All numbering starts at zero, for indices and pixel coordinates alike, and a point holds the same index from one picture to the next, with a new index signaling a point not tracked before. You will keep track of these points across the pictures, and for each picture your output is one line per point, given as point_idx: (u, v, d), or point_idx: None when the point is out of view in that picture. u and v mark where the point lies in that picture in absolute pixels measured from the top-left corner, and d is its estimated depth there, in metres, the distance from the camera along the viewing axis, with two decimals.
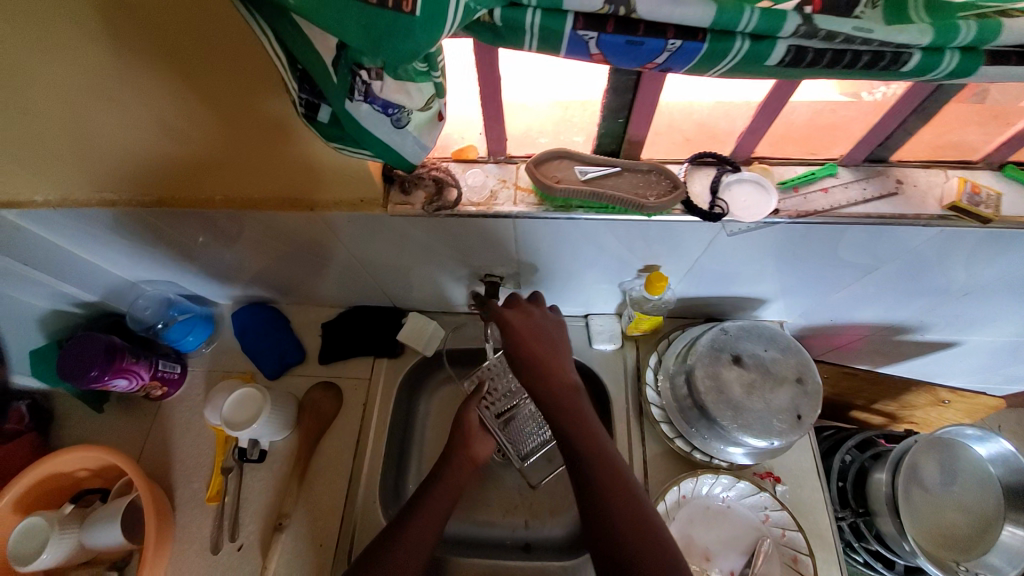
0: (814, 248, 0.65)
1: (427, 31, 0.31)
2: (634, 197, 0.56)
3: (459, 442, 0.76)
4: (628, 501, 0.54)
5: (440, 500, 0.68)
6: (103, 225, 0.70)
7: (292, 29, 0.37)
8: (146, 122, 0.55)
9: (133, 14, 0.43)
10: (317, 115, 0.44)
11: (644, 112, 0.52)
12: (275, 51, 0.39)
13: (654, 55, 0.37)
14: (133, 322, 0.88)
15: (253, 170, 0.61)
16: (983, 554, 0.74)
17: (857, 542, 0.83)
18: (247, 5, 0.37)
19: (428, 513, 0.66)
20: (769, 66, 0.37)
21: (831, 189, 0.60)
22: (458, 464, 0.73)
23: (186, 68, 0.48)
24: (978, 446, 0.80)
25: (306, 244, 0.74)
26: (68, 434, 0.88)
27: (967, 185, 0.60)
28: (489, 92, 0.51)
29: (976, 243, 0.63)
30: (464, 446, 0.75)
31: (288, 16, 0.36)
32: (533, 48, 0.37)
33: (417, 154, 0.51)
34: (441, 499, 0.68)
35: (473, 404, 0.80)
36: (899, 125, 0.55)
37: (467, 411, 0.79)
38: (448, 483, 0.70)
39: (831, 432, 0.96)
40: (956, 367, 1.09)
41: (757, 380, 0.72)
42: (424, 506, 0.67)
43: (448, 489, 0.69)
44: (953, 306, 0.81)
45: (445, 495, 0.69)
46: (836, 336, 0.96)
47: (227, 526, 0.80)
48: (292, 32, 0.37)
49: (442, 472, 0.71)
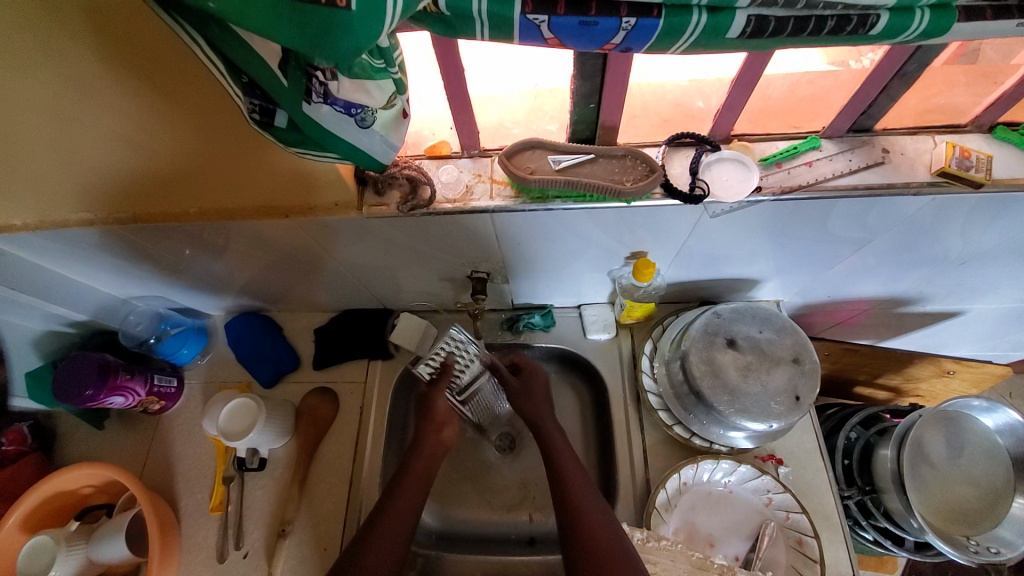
0: (803, 225, 0.63)
1: (366, 26, 0.30)
2: (611, 183, 0.55)
3: (428, 427, 0.76)
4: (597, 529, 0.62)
5: (409, 499, 0.68)
6: (85, 245, 0.69)
7: (223, 32, 0.35)
8: (120, 140, 0.53)
9: (105, 27, 0.43)
10: (274, 120, 0.43)
11: (614, 95, 0.50)
12: (213, 59, 0.38)
13: (609, 35, 0.35)
14: (125, 339, 0.88)
15: (224, 180, 0.60)
16: (995, 527, 0.72)
17: (865, 520, 0.82)
18: (171, 11, 0.35)
19: (407, 494, 0.69)
20: (732, 38, 0.36)
21: (815, 162, 0.58)
22: (428, 451, 0.74)
23: (142, 74, 0.47)
24: (985, 417, 0.78)
25: (290, 251, 0.74)
26: (72, 454, 0.89)
27: (956, 150, 0.57)
28: (454, 85, 0.50)
29: (971, 209, 0.61)
30: (436, 429, 0.76)
31: (218, 20, 0.35)
32: (485, 36, 0.37)
33: (386, 152, 0.50)
34: (411, 488, 0.69)
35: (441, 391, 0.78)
36: (882, 91, 0.53)
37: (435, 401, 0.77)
38: (423, 473, 0.72)
39: (834, 410, 0.95)
40: (962, 336, 1.07)
41: (753, 362, 0.71)
42: (402, 496, 0.68)
43: (416, 476, 0.71)
44: (953, 275, 0.79)
45: (414, 491, 0.69)
46: (835, 313, 0.94)
47: (232, 534, 0.80)
48: (225, 37, 0.35)
49: (413, 463, 0.72)
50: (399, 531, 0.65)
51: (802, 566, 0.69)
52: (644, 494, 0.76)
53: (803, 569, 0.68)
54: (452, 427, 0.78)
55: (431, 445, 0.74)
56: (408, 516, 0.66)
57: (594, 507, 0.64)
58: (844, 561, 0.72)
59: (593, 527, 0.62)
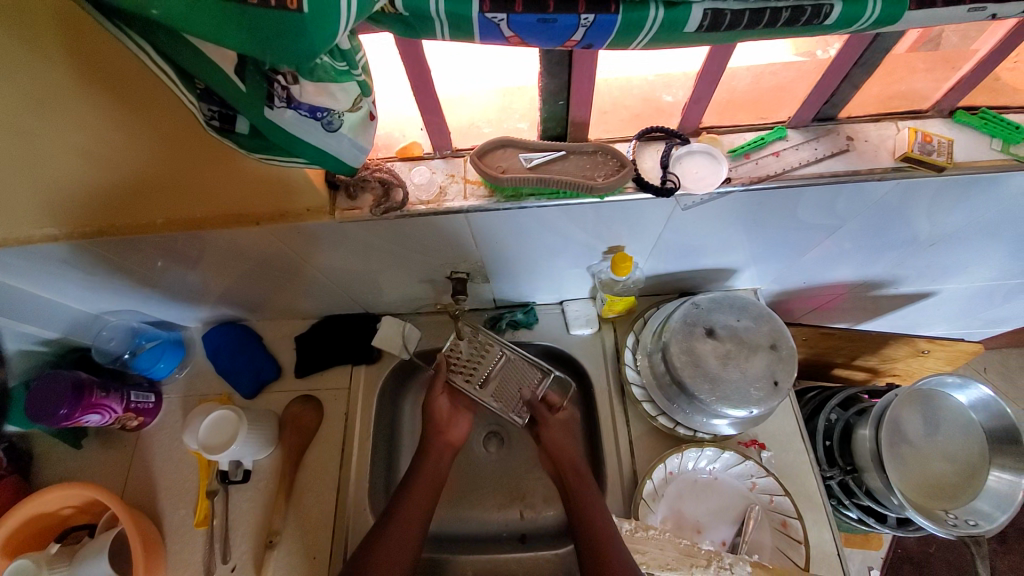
0: (775, 214, 0.64)
1: (319, 27, 0.30)
2: (583, 178, 0.55)
3: (433, 429, 0.79)
4: (599, 525, 0.66)
5: (420, 501, 0.70)
6: (51, 262, 0.67)
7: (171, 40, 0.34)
8: (79, 153, 0.51)
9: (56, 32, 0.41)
10: (235, 127, 0.42)
11: (583, 91, 0.51)
12: (162, 67, 0.37)
13: (570, 31, 0.35)
14: (100, 355, 0.86)
15: (191, 188, 0.59)
16: (971, 500, 0.74)
17: (848, 499, 0.83)
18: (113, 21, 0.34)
19: (415, 498, 0.70)
20: (690, 32, 0.36)
21: (783, 152, 0.59)
22: (436, 452, 0.76)
23: (101, 81, 0.46)
24: (958, 394, 0.81)
25: (266, 259, 0.72)
26: (49, 475, 0.86)
27: (918, 135, 0.58)
28: (421, 86, 0.50)
29: (936, 192, 0.62)
30: (440, 432, 0.79)
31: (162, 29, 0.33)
32: (447, 36, 0.37)
33: (356, 156, 0.50)
34: (421, 494, 0.71)
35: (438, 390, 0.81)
36: (844, 79, 0.54)
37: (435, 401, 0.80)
38: (429, 478, 0.73)
39: (814, 393, 0.97)
40: (935, 315, 1.10)
41: (732, 350, 0.72)
42: (405, 502, 0.70)
43: (425, 484, 0.72)
44: (923, 257, 0.81)
45: (425, 495, 0.71)
46: (812, 298, 0.96)
47: (219, 548, 0.79)
48: (173, 46, 0.34)
49: (422, 466, 0.74)
50: (406, 541, 0.66)
51: (788, 548, 0.70)
52: (632, 486, 0.77)
53: (787, 551, 0.70)
54: (456, 428, 0.80)
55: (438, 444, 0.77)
56: (414, 525, 0.68)
57: (595, 497, 0.69)
58: (828, 541, 0.73)
59: (594, 518, 0.66)
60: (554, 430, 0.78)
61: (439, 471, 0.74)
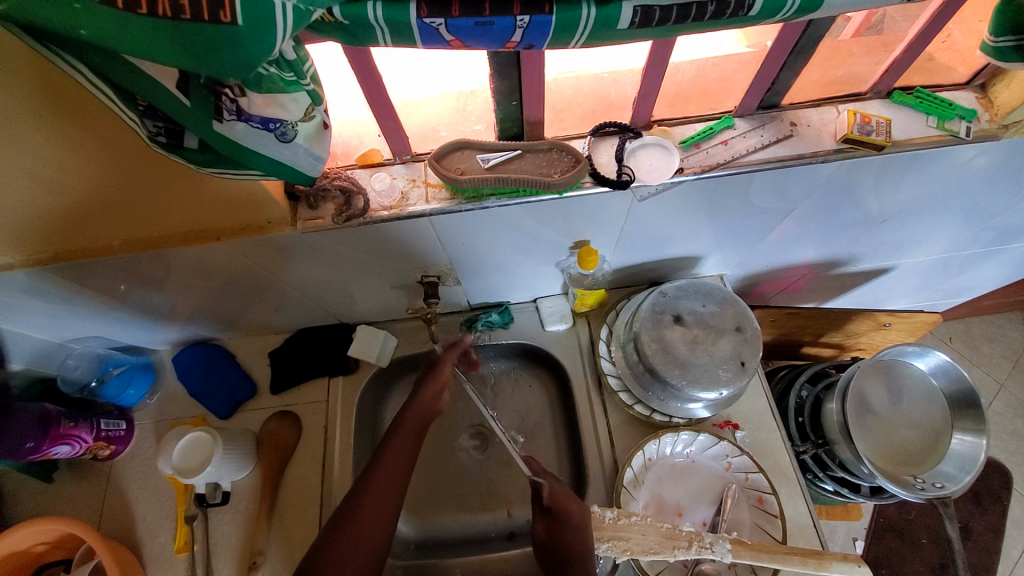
0: (729, 200, 0.67)
1: (255, 40, 0.31)
2: (540, 176, 0.56)
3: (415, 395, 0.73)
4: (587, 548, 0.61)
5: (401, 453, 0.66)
6: (5, 291, 0.65)
7: (104, 60, 0.34)
8: (24, 179, 0.50)
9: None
10: (183, 142, 0.42)
11: (535, 90, 0.52)
12: (102, 87, 0.37)
13: (509, 33, 0.37)
14: (65, 385, 0.83)
15: (145, 208, 0.58)
16: (938, 464, 0.78)
17: (822, 472, 0.86)
18: (43, 44, 0.34)
19: (395, 451, 0.66)
20: (623, 28, 0.38)
21: (730, 140, 0.61)
22: (415, 414, 0.71)
23: (46, 105, 0.45)
24: (918, 362, 0.84)
25: (234, 276, 0.72)
26: (17, 514, 0.83)
27: (856, 117, 0.61)
28: (375, 93, 0.50)
29: (878, 171, 0.66)
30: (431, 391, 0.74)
31: (92, 49, 0.33)
32: (389, 42, 0.38)
33: (314, 165, 0.50)
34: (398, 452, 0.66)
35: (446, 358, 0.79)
36: (783, 68, 0.56)
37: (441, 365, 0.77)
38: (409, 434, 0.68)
39: (784, 372, 1.00)
40: (896, 290, 1.15)
41: (699, 335, 0.74)
42: (382, 461, 0.65)
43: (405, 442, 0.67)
44: (877, 233, 0.84)
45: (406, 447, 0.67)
46: (778, 280, 0.99)
47: (201, 573, 0.78)
48: (105, 63, 0.34)
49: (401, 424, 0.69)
50: (383, 514, 0.61)
51: (765, 523, 0.72)
52: (613, 474, 0.78)
53: (765, 525, 0.72)
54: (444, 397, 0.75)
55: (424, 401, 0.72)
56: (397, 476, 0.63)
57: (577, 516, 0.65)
58: (803, 514, 0.76)
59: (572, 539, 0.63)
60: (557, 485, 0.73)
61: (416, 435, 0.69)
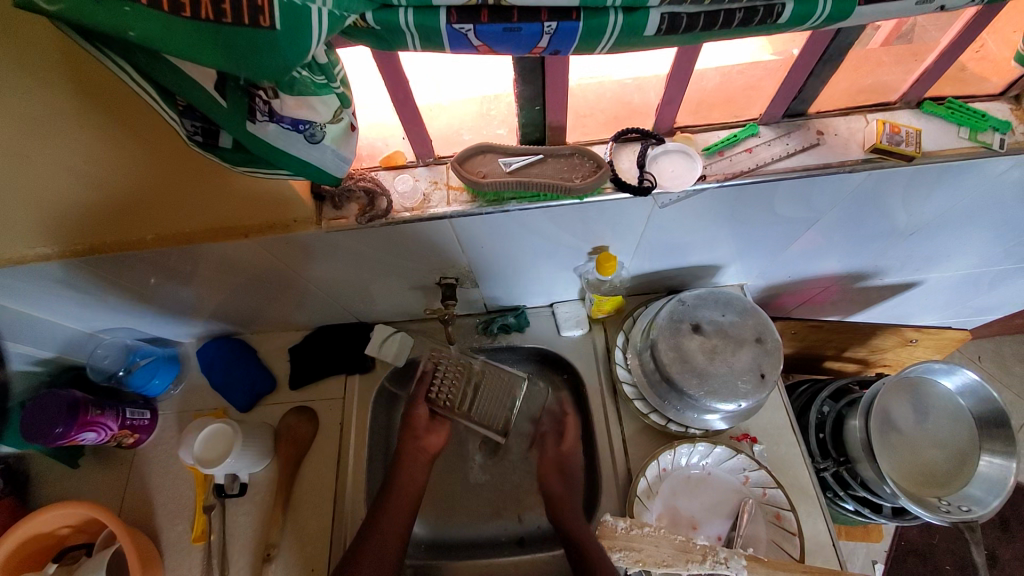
0: (752, 208, 0.66)
1: (291, 43, 0.32)
2: (561, 181, 0.57)
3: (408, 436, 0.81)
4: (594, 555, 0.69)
5: (398, 495, 0.74)
6: (43, 281, 0.67)
7: (149, 59, 0.35)
8: (68, 171, 0.52)
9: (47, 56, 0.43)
10: (217, 141, 0.44)
11: (557, 95, 0.52)
12: (143, 85, 0.38)
13: (535, 38, 0.37)
14: (93, 373, 0.86)
15: (178, 204, 0.60)
16: (964, 486, 0.75)
17: (843, 490, 0.84)
18: (91, 42, 0.35)
19: (395, 512, 0.72)
20: (650, 35, 0.38)
21: (755, 148, 0.61)
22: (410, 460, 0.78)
23: (93, 102, 0.47)
24: (945, 380, 0.82)
25: (259, 272, 0.73)
26: (45, 497, 0.86)
27: (886, 126, 0.60)
28: (401, 97, 0.51)
29: (907, 183, 0.64)
30: (416, 438, 0.82)
31: (138, 49, 0.35)
32: (418, 48, 0.39)
33: (339, 167, 0.51)
34: (400, 501, 0.73)
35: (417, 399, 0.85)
36: (811, 75, 0.56)
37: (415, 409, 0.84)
38: (404, 481, 0.76)
39: (806, 386, 0.97)
40: (923, 305, 1.12)
41: (718, 345, 0.73)
42: (384, 507, 0.73)
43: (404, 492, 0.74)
44: (903, 247, 0.82)
45: (404, 494, 0.75)
46: (802, 292, 0.97)
47: (217, 563, 0.79)
48: (149, 63, 0.35)
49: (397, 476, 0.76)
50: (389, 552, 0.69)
51: (783, 540, 0.70)
52: (626, 482, 0.78)
53: (783, 543, 0.70)
54: (434, 435, 0.82)
55: (412, 450, 0.78)
56: (401, 517, 0.72)
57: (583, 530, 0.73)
58: (823, 532, 0.74)
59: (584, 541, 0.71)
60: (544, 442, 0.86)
61: (415, 483, 0.76)
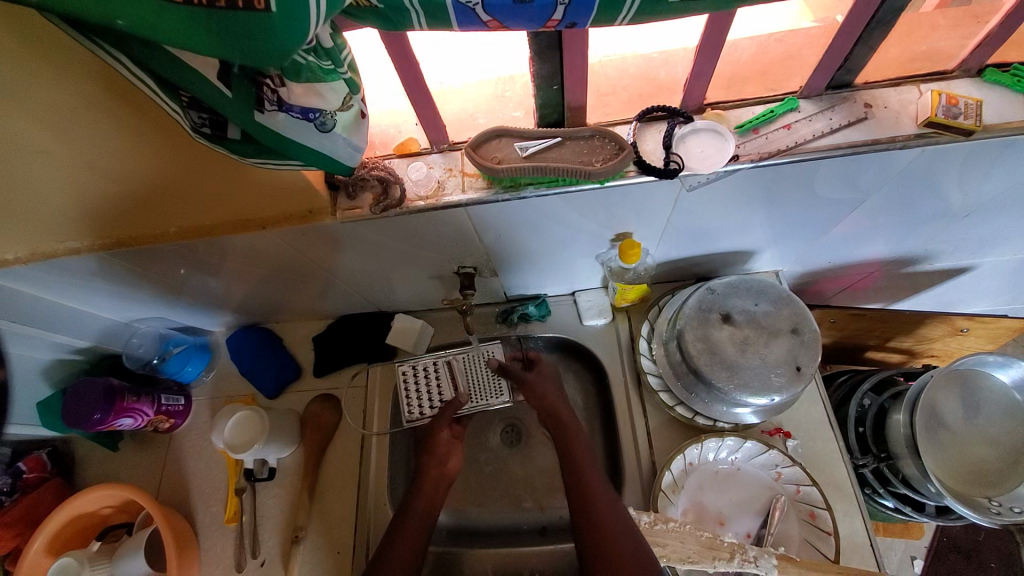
0: (790, 188, 0.61)
1: (288, 26, 0.30)
2: (580, 165, 0.54)
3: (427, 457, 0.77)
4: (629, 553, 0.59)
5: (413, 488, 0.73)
6: (77, 273, 0.70)
7: (156, 55, 0.35)
8: (91, 168, 0.53)
9: (62, 58, 0.43)
10: (226, 133, 0.43)
11: (576, 73, 0.49)
12: (147, 81, 0.38)
13: (548, 11, 0.35)
14: (131, 361, 0.89)
15: (196, 197, 0.60)
16: (1017, 487, 0.69)
17: (883, 487, 0.79)
18: (89, 36, 0.35)
19: (405, 530, 0.68)
20: (675, 2, 0.35)
21: (794, 124, 0.56)
22: (433, 479, 0.74)
23: (109, 102, 0.47)
24: (1000, 373, 0.76)
25: (281, 263, 0.74)
26: (90, 477, 0.91)
27: (942, 97, 0.54)
28: (411, 79, 0.49)
29: (965, 159, 0.58)
30: (438, 463, 0.77)
31: (139, 40, 0.34)
32: (424, 26, 0.37)
33: (352, 155, 0.50)
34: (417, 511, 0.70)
35: (442, 422, 0.80)
36: (858, 42, 0.50)
37: (438, 430, 0.79)
38: (432, 483, 0.74)
39: (845, 378, 0.91)
40: (976, 291, 1.03)
41: (751, 336, 0.69)
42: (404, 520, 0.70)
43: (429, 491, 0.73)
44: (958, 229, 0.75)
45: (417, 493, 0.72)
46: (841, 278, 0.91)
47: (248, 543, 0.82)
48: (154, 56, 0.35)
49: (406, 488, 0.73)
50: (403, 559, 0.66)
51: (817, 540, 0.67)
52: (651, 476, 0.75)
53: (816, 542, 0.67)
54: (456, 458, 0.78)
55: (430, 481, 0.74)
56: (423, 529, 0.69)
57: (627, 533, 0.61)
58: (859, 531, 0.70)
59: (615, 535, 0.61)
60: (539, 385, 0.80)
61: (428, 505, 0.72)
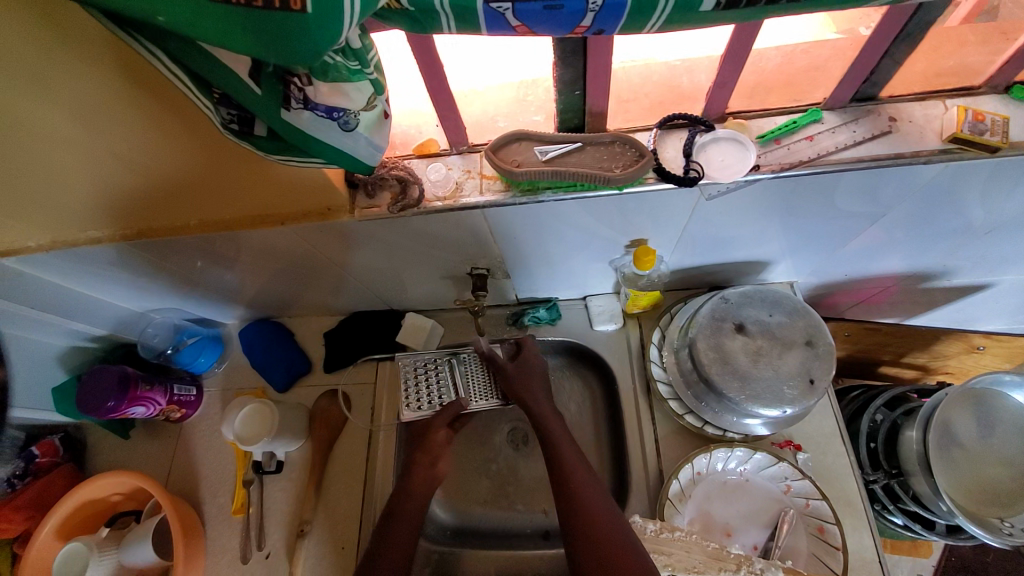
0: (809, 200, 0.60)
1: (321, 27, 0.30)
2: (600, 171, 0.54)
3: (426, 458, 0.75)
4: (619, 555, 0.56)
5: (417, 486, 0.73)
6: (97, 262, 0.71)
7: (190, 50, 0.35)
8: (117, 160, 0.54)
9: (97, 53, 0.44)
10: (253, 129, 0.44)
11: (599, 79, 0.49)
12: (180, 76, 0.38)
13: (577, 16, 0.35)
14: (145, 350, 0.91)
15: (216, 191, 0.61)
16: None
17: (893, 504, 0.78)
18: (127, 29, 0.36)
19: (401, 526, 0.69)
20: (706, 11, 0.35)
21: (816, 136, 0.56)
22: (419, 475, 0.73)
23: (139, 97, 0.48)
24: (1017, 393, 0.74)
25: (296, 259, 0.74)
26: (102, 463, 0.92)
27: (969, 113, 0.53)
28: (434, 81, 0.49)
29: (989, 176, 0.57)
30: (429, 464, 0.75)
31: (174, 36, 0.34)
32: (453, 29, 0.37)
33: (373, 154, 0.50)
34: (416, 509, 0.70)
35: (438, 422, 0.78)
36: (885, 55, 0.50)
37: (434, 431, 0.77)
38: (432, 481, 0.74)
39: (857, 393, 0.90)
40: (994, 309, 1.01)
41: (764, 347, 0.69)
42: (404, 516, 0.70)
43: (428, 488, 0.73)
44: (978, 246, 0.74)
45: (422, 492, 0.73)
46: (857, 291, 0.90)
47: (254, 535, 0.82)
48: (187, 51, 0.35)
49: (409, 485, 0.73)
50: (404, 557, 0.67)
51: (824, 554, 0.66)
52: (658, 483, 0.75)
53: (824, 557, 0.66)
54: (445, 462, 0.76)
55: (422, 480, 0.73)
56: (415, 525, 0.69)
57: (621, 533, 0.59)
58: (868, 548, 0.69)
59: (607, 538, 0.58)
60: (530, 381, 0.77)
61: (418, 504, 0.71)
